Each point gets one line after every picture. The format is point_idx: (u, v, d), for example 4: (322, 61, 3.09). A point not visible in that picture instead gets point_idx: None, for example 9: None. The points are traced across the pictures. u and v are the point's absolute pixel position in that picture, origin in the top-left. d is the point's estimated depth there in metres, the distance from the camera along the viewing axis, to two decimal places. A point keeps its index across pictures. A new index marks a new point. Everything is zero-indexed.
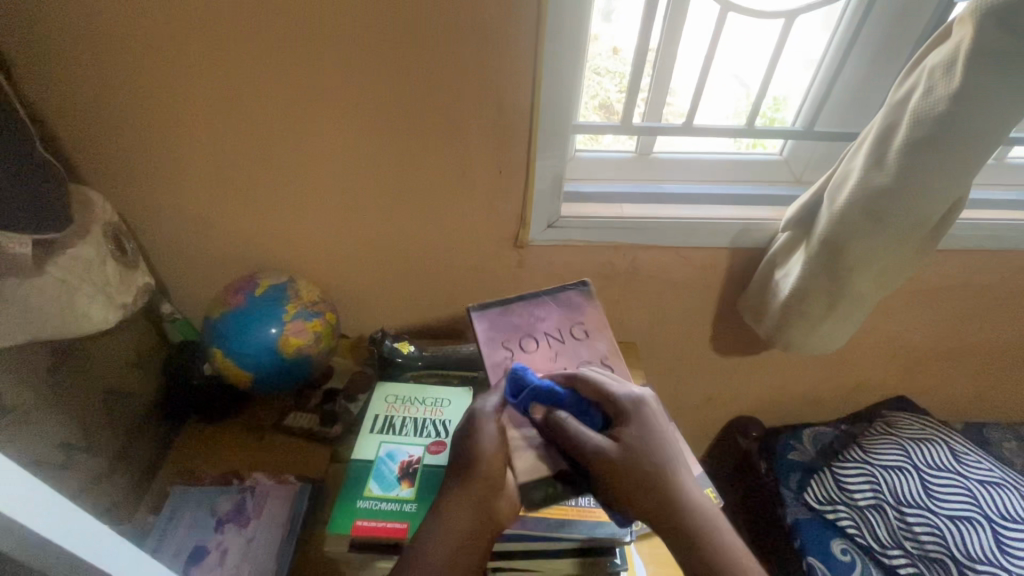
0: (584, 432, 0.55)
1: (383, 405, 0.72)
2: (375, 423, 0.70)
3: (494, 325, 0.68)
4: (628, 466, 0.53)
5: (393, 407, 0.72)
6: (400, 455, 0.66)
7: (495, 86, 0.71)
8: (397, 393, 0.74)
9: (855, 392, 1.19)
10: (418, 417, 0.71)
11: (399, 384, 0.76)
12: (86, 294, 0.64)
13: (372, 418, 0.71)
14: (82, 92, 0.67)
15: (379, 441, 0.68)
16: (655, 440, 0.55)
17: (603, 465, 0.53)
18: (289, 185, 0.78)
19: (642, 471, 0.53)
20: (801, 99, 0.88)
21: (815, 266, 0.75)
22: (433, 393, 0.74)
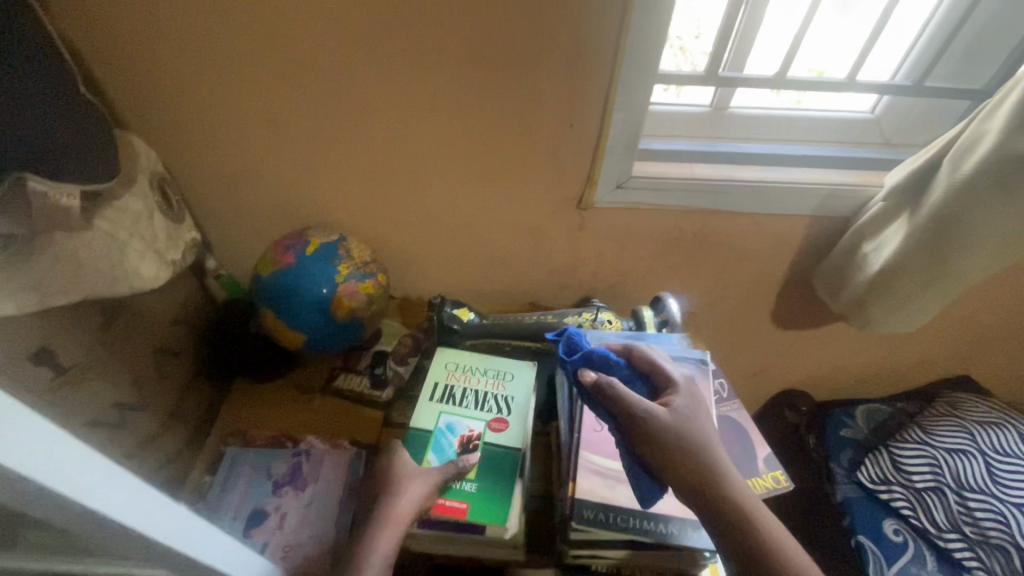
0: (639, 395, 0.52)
1: (442, 372, 0.69)
2: (435, 391, 0.67)
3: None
4: (685, 433, 0.51)
5: (453, 376, 0.68)
6: (460, 429, 0.63)
7: (576, 26, 0.62)
8: (456, 360, 0.71)
9: (915, 371, 1.14)
10: (479, 390, 0.68)
11: (458, 351, 0.72)
12: (136, 250, 0.60)
13: (432, 385, 0.67)
14: (113, 22, 0.60)
15: (439, 411, 0.65)
16: (703, 413, 0.54)
17: (658, 432, 0.51)
18: (342, 137, 0.72)
19: (694, 441, 0.51)
20: (907, 49, 0.78)
21: (918, 242, 0.68)
22: (495, 364, 0.71)
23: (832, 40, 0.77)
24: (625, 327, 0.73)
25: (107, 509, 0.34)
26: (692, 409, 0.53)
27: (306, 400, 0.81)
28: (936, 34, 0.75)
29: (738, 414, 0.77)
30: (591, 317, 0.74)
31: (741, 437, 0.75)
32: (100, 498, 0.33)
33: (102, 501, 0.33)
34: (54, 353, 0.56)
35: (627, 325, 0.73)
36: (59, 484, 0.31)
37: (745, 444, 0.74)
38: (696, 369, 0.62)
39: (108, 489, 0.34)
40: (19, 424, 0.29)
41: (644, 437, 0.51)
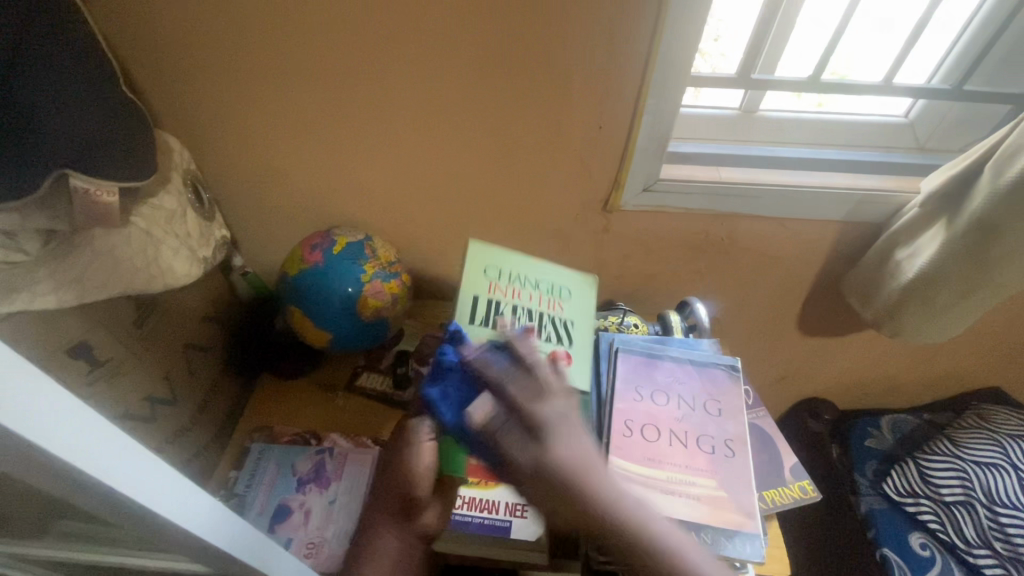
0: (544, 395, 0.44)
1: (486, 282, 0.62)
2: (482, 311, 0.60)
3: (637, 369, 0.61)
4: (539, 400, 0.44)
5: (500, 285, 0.62)
6: None
7: (608, 26, 0.61)
8: (498, 266, 0.64)
9: (944, 382, 1.11)
10: (530, 306, 0.63)
11: (498, 255, 0.65)
12: (172, 246, 0.61)
13: (478, 305, 0.60)
14: (151, 23, 0.61)
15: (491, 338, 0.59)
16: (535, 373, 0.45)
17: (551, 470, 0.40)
18: (371, 139, 0.72)
19: (599, 476, 0.42)
20: (945, 51, 0.77)
21: (956, 251, 0.66)
22: (545, 278, 0.66)
23: (867, 44, 0.76)
24: (650, 331, 0.72)
25: (164, 512, 0.35)
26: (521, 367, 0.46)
27: (329, 398, 0.81)
28: (976, 37, 0.73)
29: (764, 421, 0.76)
30: (617, 321, 0.71)
31: (766, 445, 0.74)
32: (160, 502, 0.34)
33: (156, 499, 0.34)
34: (90, 346, 0.57)
35: (654, 328, 0.72)
36: (129, 489, 0.32)
37: (771, 452, 0.73)
38: (726, 376, 0.61)
39: (169, 495, 0.35)
40: (78, 420, 0.29)
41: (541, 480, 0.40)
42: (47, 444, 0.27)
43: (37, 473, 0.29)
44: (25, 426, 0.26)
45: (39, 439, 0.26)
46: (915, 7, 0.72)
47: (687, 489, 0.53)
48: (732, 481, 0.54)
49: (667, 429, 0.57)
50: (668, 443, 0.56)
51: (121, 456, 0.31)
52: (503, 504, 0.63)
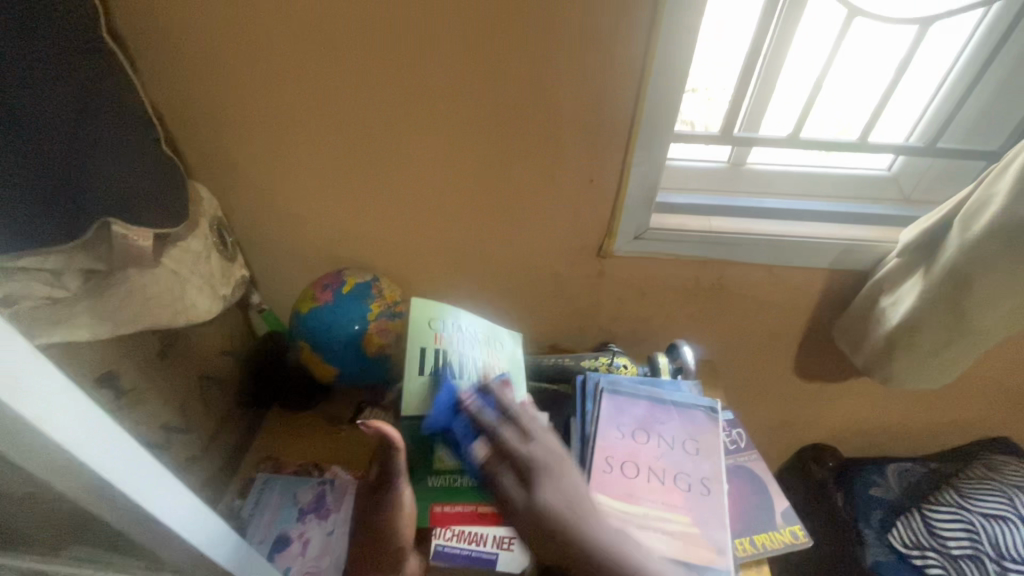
0: (525, 442, 0.54)
1: (429, 335, 0.66)
2: (429, 361, 0.64)
3: (620, 407, 0.64)
4: (536, 474, 0.52)
5: (439, 337, 0.66)
6: None
7: (596, 93, 0.68)
8: (440, 320, 0.68)
9: (951, 430, 1.10)
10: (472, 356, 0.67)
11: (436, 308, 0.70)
12: (194, 287, 0.67)
13: (423, 360, 0.64)
14: (190, 89, 0.69)
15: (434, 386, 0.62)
16: (553, 462, 0.54)
17: (540, 502, 0.51)
18: (381, 190, 0.79)
19: (580, 515, 0.51)
20: (919, 111, 0.81)
21: (935, 299, 0.69)
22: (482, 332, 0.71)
23: (844, 103, 0.81)
24: (639, 371, 0.75)
25: (175, 527, 0.38)
26: (551, 459, 0.54)
27: (333, 431, 0.85)
28: (947, 100, 0.78)
29: (756, 464, 0.77)
30: (607, 362, 0.74)
31: (757, 487, 0.75)
32: (172, 518, 0.38)
33: (168, 514, 0.37)
34: (116, 375, 0.63)
35: (642, 369, 0.75)
36: (147, 503, 0.35)
37: (762, 495, 0.74)
38: (705, 416, 0.64)
39: (180, 511, 0.39)
40: (110, 438, 0.33)
41: (531, 516, 0.50)
42: (86, 458, 0.31)
43: (68, 486, 0.32)
44: (66, 440, 0.30)
45: (77, 451, 0.30)
46: (887, 73, 0.78)
47: (660, 525, 0.57)
48: (704, 519, 0.58)
49: (647, 464, 0.60)
50: (646, 479, 0.59)
51: (141, 474, 0.35)
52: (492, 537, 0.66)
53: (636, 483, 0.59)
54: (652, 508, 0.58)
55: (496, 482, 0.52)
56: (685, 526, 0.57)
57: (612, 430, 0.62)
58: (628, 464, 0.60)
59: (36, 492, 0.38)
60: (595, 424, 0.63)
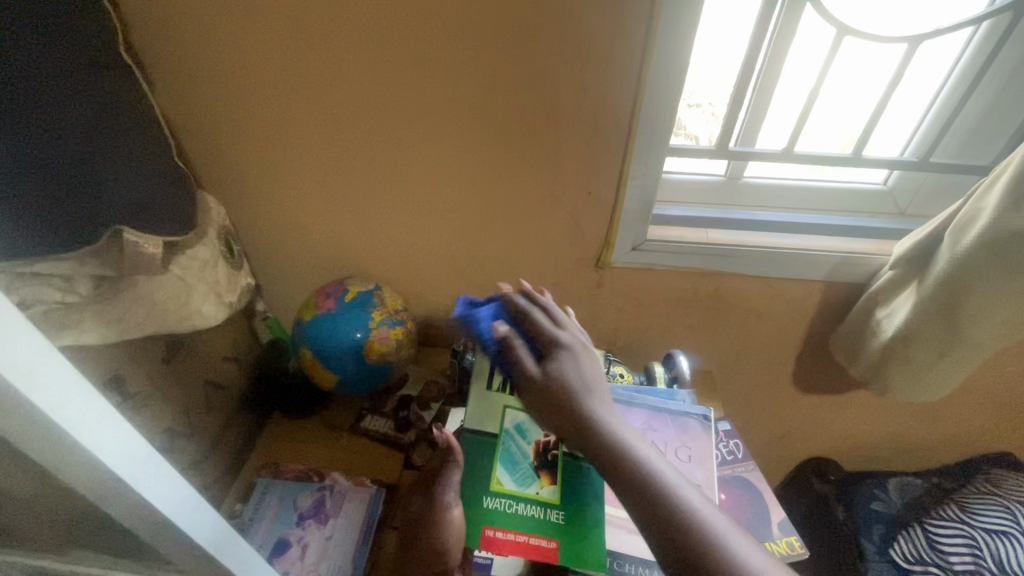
0: (556, 331, 0.59)
1: None
2: (500, 379, 0.67)
3: None
4: (563, 364, 0.56)
5: None
6: (533, 435, 0.63)
7: (594, 108, 0.70)
8: None
9: (952, 444, 1.10)
10: None
11: None
12: (201, 292, 0.70)
13: (496, 372, 0.67)
14: (202, 103, 0.72)
15: (503, 404, 0.65)
16: (582, 354, 0.58)
17: (560, 376, 0.55)
18: (384, 201, 0.81)
19: (594, 396, 0.56)
20: (912, 126, 0.83)
21: (928, 310, 0.69)
22: None
23: (837, 118, 0.83)
24: (636, 380, 0.76)
25: (179, 523, 0.39)
26: (579, 353, 0.58)
27: (334, 438, 0.85)
28: (938, 116, 0.80)
29: (753, 475, 0.77)
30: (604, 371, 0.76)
31: (753, 498, 0.75)
32: (175, 514, 0.39)
33: (172, 510, 0.38)
34: (123, 379, 0.64)
35: (639, 379, 0.76)
36: (151, 497, 0.37)
37: (759, 506, 0.74)
38: (698, 425, 0.65)
39: (183, 507, 0.40)
40: (116, 430, 0.34)
41: (546, 389, 0.55)
42: (97, 450, 0.32)
43: (75, 477, 0.34)
44: (75, 429, 0.31)
45: (85, 441, 0.32)
46: (878, 89, 0.80)
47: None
48: None
49: None
50: None
51: (148, 468, 0.36)
52: None
53: None
54: None
55: (516, 355, 0.57)
56: None
57: None
58: None
59: (43, 488, 0.40)
60: None
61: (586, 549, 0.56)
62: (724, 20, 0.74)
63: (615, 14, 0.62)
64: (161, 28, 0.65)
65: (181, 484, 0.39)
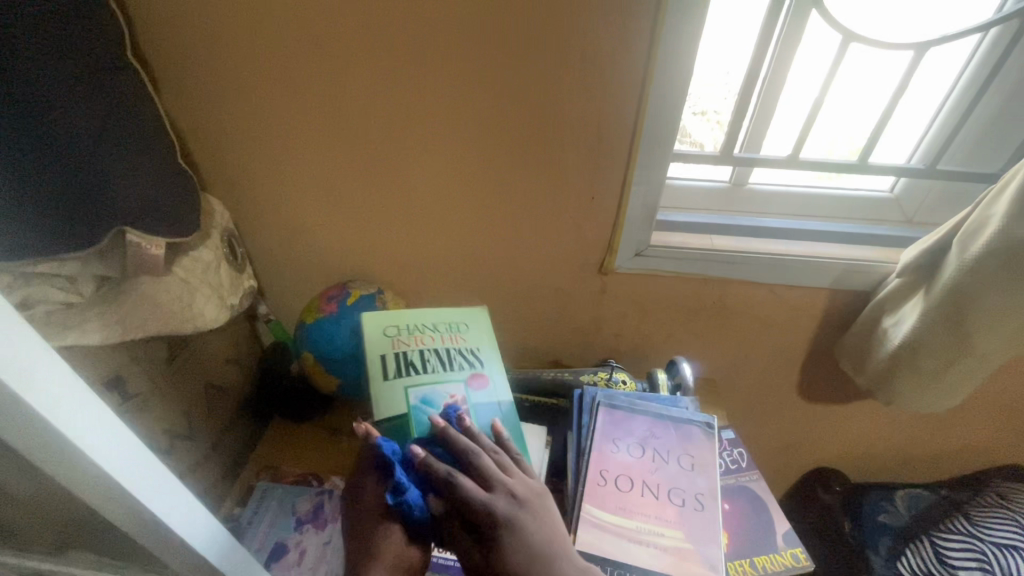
0: (501, 479, 0.53)
1: (385, 343, 0.65)
2: (392, 366, 0.63)
3: (617, 422, 0.65)
4: (516, 517, 0.50)
5: (397, 341, 0.65)
6: (438, 402, 0.60)
7: (597, 113, 0.70)
8: (397, 325, 0.67)
9: (962, 457, 1.08)
10: (434, 348, 0.66)
11: (391, 314, 0.68)
12: (203, 295, 0.70)
13: (386, 364, 0.63)
14: (208, 107, 0.72)
15: (404, 387, 0.61)
16: (534, 504, 0.52)
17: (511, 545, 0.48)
18: (387, 205, 0.81)
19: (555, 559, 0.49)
20: (920, 133, 0.82)
21: (935, 319, 0.68)
22: (441, 319, 0.69)
23: (843, 125, 0.83)
24: (638, 387, 0.75)
25: (174, 526, 0.39)
26: (529, 497, 0.53)
27: (334, 442, 0.85)
28: (945, 124, 0.79)
29: (757, 485, 0.76)
30: (606, 377, 0.75)
31: (758, 509, 0.73)
32: (170, 517, 0.38)
33: (167, 513, 0.38)
34: (124, 380, 0.64)
35: (641, 386, 0.75)
36: (147, 500, 0.36)
37: (763, 516, 0.73)
38: (701, 433, 0.64)
39: (180, 509, 0.39)
40: (110, 433, 0.33)
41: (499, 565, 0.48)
42: (93, 450, 0.32)
43: (70, 479, 0.33)
44: (68, 429, 0.31)
45: (78, 442, 0.31)
46: (884, 96, 0.79)
47: (654, 539, 0.56)
48: (700, 535, 0.57)
49: (642, 480, 0.60)
50: (640, 494, 0.59)
51: (144, 469, 0.36)
52: None
53: (630, 498, 0.59)
54: (646, 522, 0.57)
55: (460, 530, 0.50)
56: (680, 541, 0.56)
57: (606, 445, 0.63)
58: (622, 478, 0.60)
59: (42, 489, 0.40)
60: (590, 439, 0.64)
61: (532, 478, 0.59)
62: (729, 27, 0.74)
63: (619, 19, 0.62)
64: (168, 32, 0.66)
65: (178, 486, 0.39)
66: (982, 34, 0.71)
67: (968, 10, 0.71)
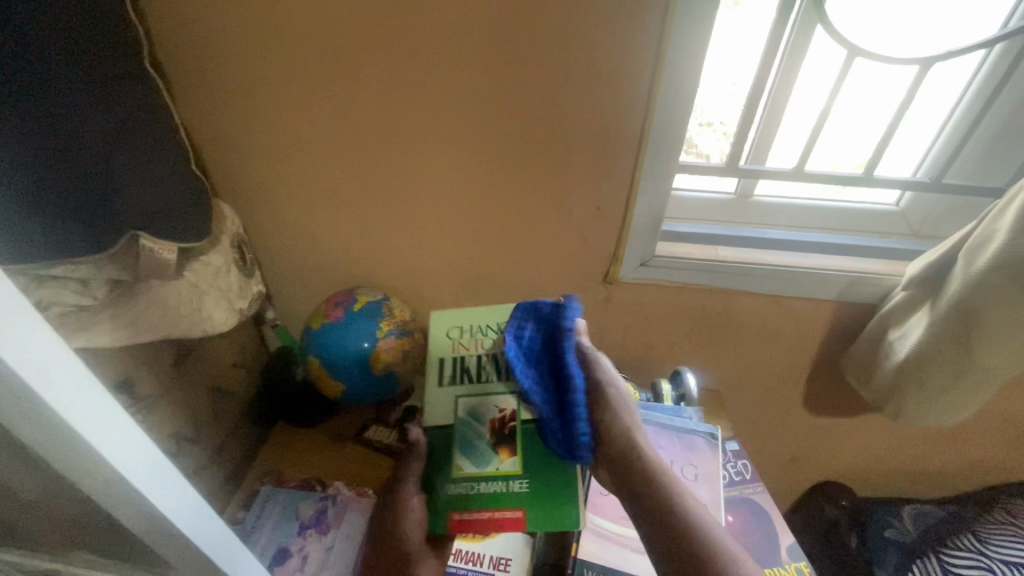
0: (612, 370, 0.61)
1: (446, 344, 0.67)
2: (448, 371, 0.66)
3: None
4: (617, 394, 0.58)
5: (456, 345, 0.67)
6: (486, 416, 0.62)
7: (603, 125, 0.71)
8: (459, 326, 0.68)
9: (970, 473, 1.06)
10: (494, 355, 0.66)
11: (459, 313, 0.69)
12: (212, 299, 0.71)
13: (444, 366, 0.66)
14: (221, 115, 0.74)
15: (456, 395, 0.64)
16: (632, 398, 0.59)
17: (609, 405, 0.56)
18: (395, 212, 0.82)
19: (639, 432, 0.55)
20: (926, 148, 0.83)
21: (940, 332, 0.68)
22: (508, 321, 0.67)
23: (848, 139, 0.83)
24: (642, 397, 0.75)
25: (181, 526, 0.39)
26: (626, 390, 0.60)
27: (338, 448, 0.86)
28: (951, 139, 0.80)
29: (761, 497, 0.76)
30: None
31: (762, 522, 0.73)
32: (178, 517, 0.39)
33: (175, 513, 0.38)
34: (133, 382, 0.65)
35: (645, 395, 0.75)
36: (156, 499, 0.37)
37: (767, 530, 0.72)
38: (705, 443, 0.64)
39: (187, 510, 0.40)
40: (124, 432, 0.34)
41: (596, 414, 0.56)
42: (106, 447, 0.33)
43: (83, 477, 0.34)
44: (83, 427, 0.31)
45: (92, 440, 0.32)
46: (889, 111, 0.80)
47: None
48: None
49: None
50: None
51: (154, 468, 0.36)
52: (487, 558, 0.67)
53: None
54: None
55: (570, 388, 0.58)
56: None
57: None
58: None
59: (52, 488, 0.40)
60: None
61: (552, 510, 0.57)
62: (735, 42, 0.75)
63: (626, 33, 0.64)
64: (185, 42, 0.68)
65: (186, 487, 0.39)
66: (986, 51, 0.72)
67: (972, 27, 0.72)
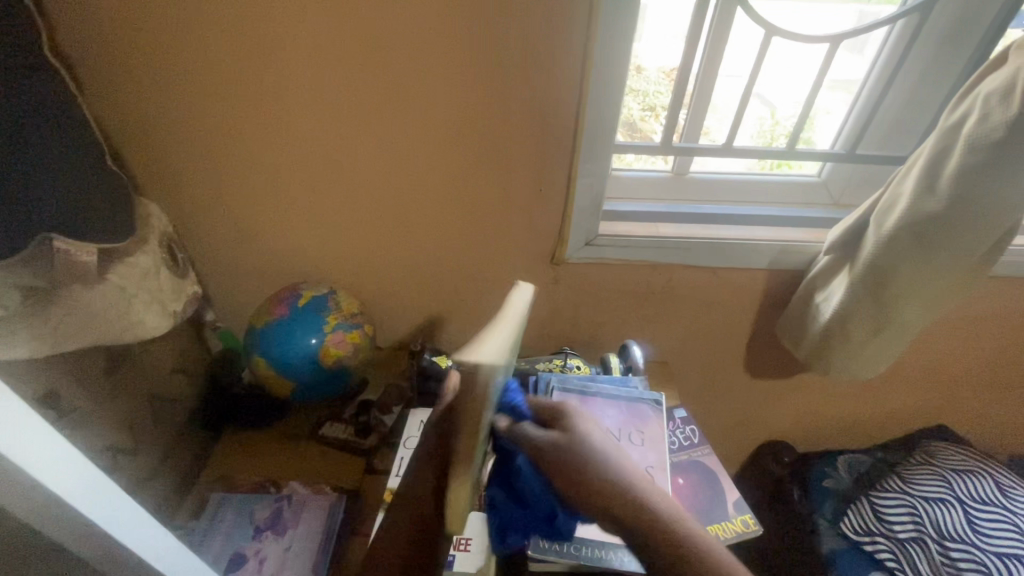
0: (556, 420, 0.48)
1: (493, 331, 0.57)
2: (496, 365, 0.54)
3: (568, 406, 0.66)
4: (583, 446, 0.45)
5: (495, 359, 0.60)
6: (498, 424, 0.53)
7: (542, 105, 0.71)
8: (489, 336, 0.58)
9: (894, 421, 1.16)
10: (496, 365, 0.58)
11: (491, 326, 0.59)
12: (143, 302, 0.67)
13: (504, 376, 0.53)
14: (138, 105, 0.69)
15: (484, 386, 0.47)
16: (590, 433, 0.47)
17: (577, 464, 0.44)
18: (334, 203, 0.80)
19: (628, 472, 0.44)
20: (841, 121, 0.88)
21: (859, 291, 0.74)
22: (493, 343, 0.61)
23: (765, 112, 0.87)
24: (593, 371, 0.77)
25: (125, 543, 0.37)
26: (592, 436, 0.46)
27: (292, 446, 0.84)
28: (860, 114, 0.86)
29: (708, 458, 0.80)
30: (561, 363, 0.77)
31: (710, 481, 0.77)
32: (122, 532, 0.37)
33: (120, 527, 0.36)
34: (59, 396, 0.62)
35: (595, 369, 0.78)
36: (95, 515, 0.35)
37: (715, 488, 0.76)
38: (651, 410, 0.67)
39: (131, 523, 0.38)
40: (50, 445, 0.32)
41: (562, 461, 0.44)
42: (26, 464, 0.30)
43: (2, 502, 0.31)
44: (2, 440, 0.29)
45: (13, 455, 0.30)
46: (807, 83, 0.84)
47: None
48: None
49: None
50: None
51: (87, 481, 0.34)
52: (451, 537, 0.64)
53: None
54: None
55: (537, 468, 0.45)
56: None
57: None
58: None
59: None
60: None
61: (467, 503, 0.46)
62: (663, 20, 0.77)
63: (556, 14, 0.64)
64: (92, 28, 0.63)
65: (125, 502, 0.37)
66: (889, 27, 0.77)
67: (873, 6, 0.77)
